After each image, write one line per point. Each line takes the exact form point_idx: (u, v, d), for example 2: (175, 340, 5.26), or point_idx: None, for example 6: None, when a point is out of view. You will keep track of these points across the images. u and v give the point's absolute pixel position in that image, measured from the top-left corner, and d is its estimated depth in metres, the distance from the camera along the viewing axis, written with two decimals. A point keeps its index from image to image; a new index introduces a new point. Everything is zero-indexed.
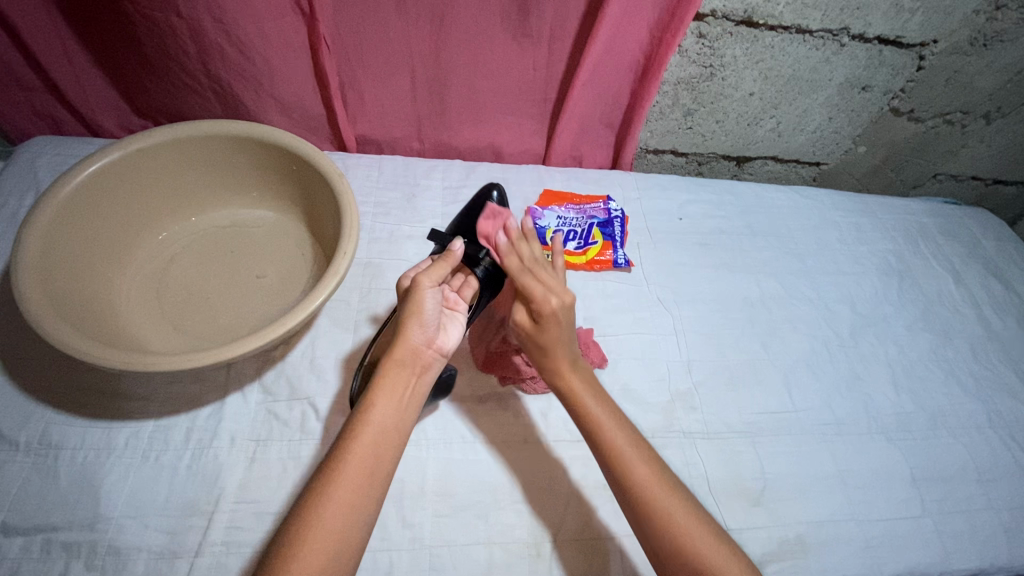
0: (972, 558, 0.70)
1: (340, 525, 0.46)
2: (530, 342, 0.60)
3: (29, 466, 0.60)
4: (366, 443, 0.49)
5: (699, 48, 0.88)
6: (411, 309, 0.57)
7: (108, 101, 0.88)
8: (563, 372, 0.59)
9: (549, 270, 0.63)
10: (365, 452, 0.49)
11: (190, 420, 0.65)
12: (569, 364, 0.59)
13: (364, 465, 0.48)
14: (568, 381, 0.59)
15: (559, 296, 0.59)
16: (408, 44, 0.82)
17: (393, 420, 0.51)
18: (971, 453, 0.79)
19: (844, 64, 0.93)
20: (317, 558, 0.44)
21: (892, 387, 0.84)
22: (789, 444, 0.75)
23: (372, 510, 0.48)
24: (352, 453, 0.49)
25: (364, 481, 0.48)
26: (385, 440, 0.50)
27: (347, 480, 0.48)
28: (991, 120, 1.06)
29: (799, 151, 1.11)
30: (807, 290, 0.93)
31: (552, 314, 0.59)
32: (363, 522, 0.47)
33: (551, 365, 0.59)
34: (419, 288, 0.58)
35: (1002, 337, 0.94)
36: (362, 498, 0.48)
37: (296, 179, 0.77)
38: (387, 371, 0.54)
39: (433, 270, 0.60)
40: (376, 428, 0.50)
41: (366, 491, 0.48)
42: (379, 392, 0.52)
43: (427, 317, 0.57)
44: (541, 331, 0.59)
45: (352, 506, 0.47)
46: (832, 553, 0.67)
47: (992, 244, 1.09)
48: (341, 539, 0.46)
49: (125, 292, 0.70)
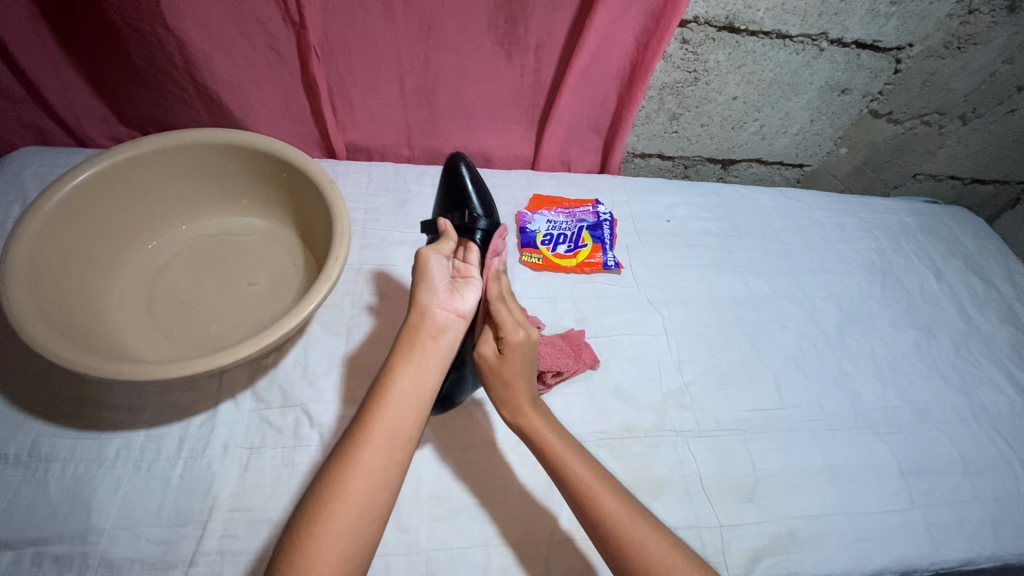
0: (959, 548, 0.71)
1: (363, 491, 0.49)
2: (489, 372, 0.63)
3: (19, 479, 0.59)
4: (388, 412, 0.53)
5: (683, 53, 0.90)
6: (417, 278, 0.64)
7: (95, 112, 0.88)
8: (518, 411, 0.62)
9: (519, 306, 0.70)
10: (386, 422, 0.53)
11: (183, 429, 0.65)
12: (526, 404, 0.62)
13: (386, 433, 0.52)
14: (524, 420, 0.61)
15: (526, 332, 0.64)
16: (396, 52, 0.83)
17: (412, 390, 0.55)
18: (956, 445, 0.80)
19: (824, 68, 0.95)
20: (342, 525, 0.47)
21: (878, 382, 0.85)
22: (779, 441, 0.76)
23: (395, 475, 0.51)
24: (374, 421, 0.53)
25: (387, 443, 0.52)
26: (407, 408, 0.54)
27: (371, 442, 0.51)
28: (967, 121, 1.09)
29: (783, 153, 1.13)
30: (793, 289, 0.95)
31: (515, 347, 0.63)
32: (388, 487, 0.51)
33: (506, 399, 0.62)
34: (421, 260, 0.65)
35: (983, 332, 0.96)
36: (386, 460, 0.51)
37: (287, 187, 0.77)
38: (407, 346, 0.58)
39: (437, 246, 0.68)
40: (397, 399, 0.54)
41: (390, 454, 0.52)
42: (398, 360, 0.57)
43: (435, 285, 0.64)
44: (504, 360, 0.63)
45: (374, 474, 0.50)
46: (823, 546, 0.68)
47: (971, 241, 1.12)
48: (367, 501, 0.49)
49: (115, 301, 0.69)
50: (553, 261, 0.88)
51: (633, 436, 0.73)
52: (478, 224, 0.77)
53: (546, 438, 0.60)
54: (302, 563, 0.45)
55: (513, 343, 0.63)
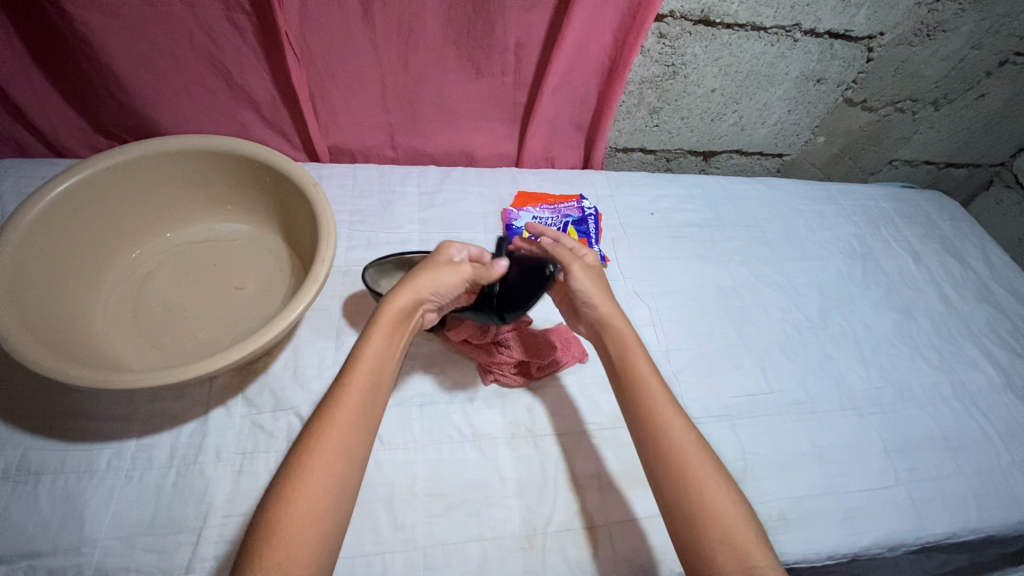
0: (944, 522, 0.73)
1: (334, 469, 0.49)
2: (590, 280, 0.66)
3: (9, 493, 0.59)
4: (356, 392, 0.54)
5: (660, 48, 0.91)
6: (442, 263, 0.62)
7: (72, 121, 0.86)
8: (613, 318, 0.65)
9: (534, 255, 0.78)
10: (355, 400, 0.53)
11: (174, 437, 0.64)
12: (617, 312, 0.66)
13: (355, 410, 0.53)
14: (615, 324, 0.65)
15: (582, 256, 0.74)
16: (376, 54, 0.83)
17: (378, 367, 0.56)
18: (938, 422, 0.82)
19: (799, 59, 0.97)
20: (315, 502, 0.48)
21: (861, 363, 0.87)
22: (767, 425, 0.77)
23: (361, 452, 0.52)
24: (343, 399, 0.53)
25: (356, 421, 0.52)
26: (375, 385, 0.55)
27: (338, 421, 0.51)
28: (939, 106, 1.12)
29: (762, 143, 1.15)
30: (776, 276, 0.96)
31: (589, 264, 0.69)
32: (355, 463, 0.51)
33: (602, 306, 0.65)
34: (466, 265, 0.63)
35: (961, 312, 0.98)
36: (353, 439, 0.51)
37: (270, 191, 0.77)
38: (376, 321, 0.58)
39: (479, 270, 0.64)
40: (364, 377, 0.55)
41: (358, 431, 0.52)
42: (370, 341, 0.57)
43: (439, 295, 0.62)
44: (594, 268, 0.69)
45: (343, 451, 0.50)
46: (812, 526, 0.69)
47: (947, 224, 1.15)
48: (337, 479, 0.49)
49: (100, 310, 0.69)
50: None
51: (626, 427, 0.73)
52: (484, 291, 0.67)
53: (631, 353, 0.63)
54: (276, 542, 0.45)
55: (586, 262, 0.69)
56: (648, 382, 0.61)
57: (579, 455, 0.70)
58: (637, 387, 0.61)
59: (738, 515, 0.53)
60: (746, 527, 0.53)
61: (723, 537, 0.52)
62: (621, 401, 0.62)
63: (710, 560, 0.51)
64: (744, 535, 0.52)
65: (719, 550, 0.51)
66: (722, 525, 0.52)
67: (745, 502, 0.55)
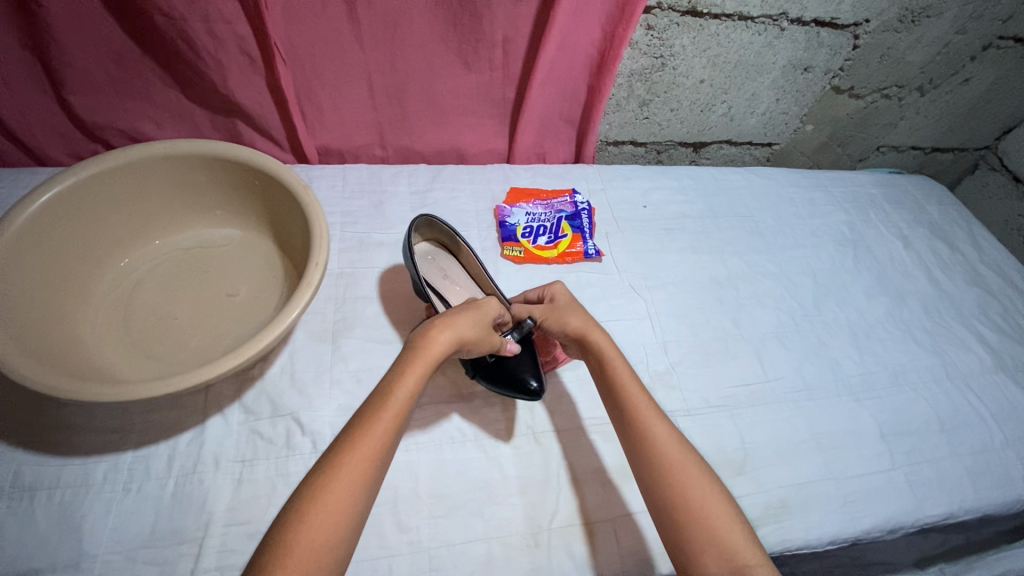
0: (941, 503, 0.74)
1: (351, 497, 0.49)
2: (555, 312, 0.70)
3: (3, 511, 0.57)
4: (386, 420, 0.53)
5: (648, 40, 0.91)
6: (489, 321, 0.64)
7: (53, 130, 0.84)
8: (587, 330, 0.68)
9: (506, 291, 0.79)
10: (381, 429, 0.53)
11: (171, 448, 0.63)
12: (591, 323, 0.69)
13: (378, 442, 0.52)
14: (593, 335, 0.67)
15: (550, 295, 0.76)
16: (362, 52, 0.82)
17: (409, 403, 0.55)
18: (933, 405, 0.83)
19: (786, 47, 0.97)
20: (325, 533, 0.47)
21: (855, 349, 0.88)
22: (765, 414, 0.78)
23: (376, 483, 0.52)
24: (370, 426, 0.53)
25: (379, 451, 0.52)
26: (402, 420, 0.55)
27: (362, 449, 0.51)
28: (924, 92, 1.13)
29: (751, 133, 1.15)
30: (770, 266, 0.97)
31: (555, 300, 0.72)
32: (368, 493, 0.51)
33: (575, 324, 0.68)
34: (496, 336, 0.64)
35: (950, 295, 1.00)
36: (372, 469, 0.51)
37: (260, 194, 0.76)
38: (413, 358, 0.57)
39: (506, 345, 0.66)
40: (392, 411, 0.54)
41: (378, 461, 0.52)
42: (408, 373, 0.56)
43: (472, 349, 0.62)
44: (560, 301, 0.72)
45: (361, 483, 0.50)
46: (813, 512, 0.70)
47: (935, 209, 1.16)
48: (349, 506, 0.49)
49: (90, 320, 0.67)
50: (534, 253, 0.89)
51: None
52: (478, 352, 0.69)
53: (613, 362, 0.65)
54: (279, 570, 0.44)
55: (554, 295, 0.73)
56: (630, 389, 0.63)
57: (580, 450, 0.70)
58: (620, 395, 0.63)
59: (726, 515, 0.54)
60: (733, 526, 0.54)
61: (708, 536, 0.53)
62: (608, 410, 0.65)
63: (700, 562, 0.52)
64: (731, 534, 0.53)
65: (705, 551, 0.52)
66: (707, 523, 0.54)
67: (732, 502, 0.56)
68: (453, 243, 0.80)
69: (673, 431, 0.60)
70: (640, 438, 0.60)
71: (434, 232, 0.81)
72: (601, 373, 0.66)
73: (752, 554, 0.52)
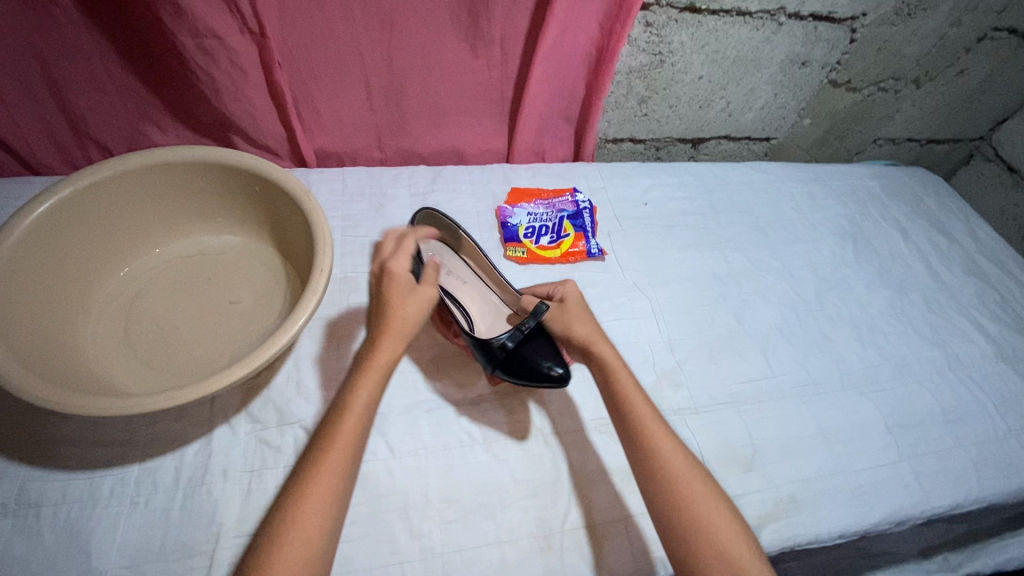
0: (948, 495, 0.75)
1: (323, 513, 0.50)
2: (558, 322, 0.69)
3: (9, 528, 0.56)
4: (347, 434, 0.53)
5: (647, 36, 0.90)
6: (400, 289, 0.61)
7: (47, 139, 0.82)
8: (593, 341, 0.67)
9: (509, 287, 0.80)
10: (345, 444, 0.53)
11: (178, 459, 0.63)
12: (597, 334, 0.68)
13: (343, 457, 0.52)
14: (599, 347, 0.66)
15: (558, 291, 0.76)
16: (359, 53, 0.81)
17: (368, 410, 0.55)
18: (936, 396, 0.84)
19: (784, 42, 0.97)
20: (304, 550, 0.48)
21: (859, 343, 0.88)
22: (773, 410, 0.78)
23: (346, 495, 0.52)
24: (333, 442, 0.53)
25: (344, 465, 0.52)
26: (363, 431, 0.55)
27: (328, 466, 0.51)
28: (920, 84, 1.13)
29: (749, 128, 1.15)
30: (771, 261, 0.97)
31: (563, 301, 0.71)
32: (339, 507, 0.51)
33: (580, 334, 0.67)
34: (432, 287, 0.63)
35: (950, 286, 1.00)
36: (340, 483, 0.51)
37: (261, 200, 0.75)
38: (365, 369, 0.57)
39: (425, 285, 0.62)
40: (352, 424, 0.54)
41: (346, 475, 0.52)
42: (359, 384, 0.56)
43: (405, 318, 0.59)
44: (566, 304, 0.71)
45: (332, 495, 0.50)
46: (823, 507, 0.70)
47: (932, 200, 1.17)
48: (322, 522, 0.49)
49: (91, 332, 0.66)
50: (537, 253, 0.88)
51: None
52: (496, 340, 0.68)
53: (620, 375, 0.64)
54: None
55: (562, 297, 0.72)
56: (637, 403, 0.62)
57: (590, 450, 0.70)
58: (629, 409, 0.62)
59: (733, 535, 0.54)
60: (739, 541, 0.54)
61: (715, 555, 0.53)
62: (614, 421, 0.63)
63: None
64: (738, 548, 0.54)
65: (712, 566, 0.53)
66: (715, 538, 0.54)
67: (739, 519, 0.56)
68: (455, 238, 0.81)
69: (678, 446, 0.60)
70: (646, 454, 0.59)
71: (436, 227, 0.82)
72: (607, 386, 0.64)
73: (757, 569, 0.53)
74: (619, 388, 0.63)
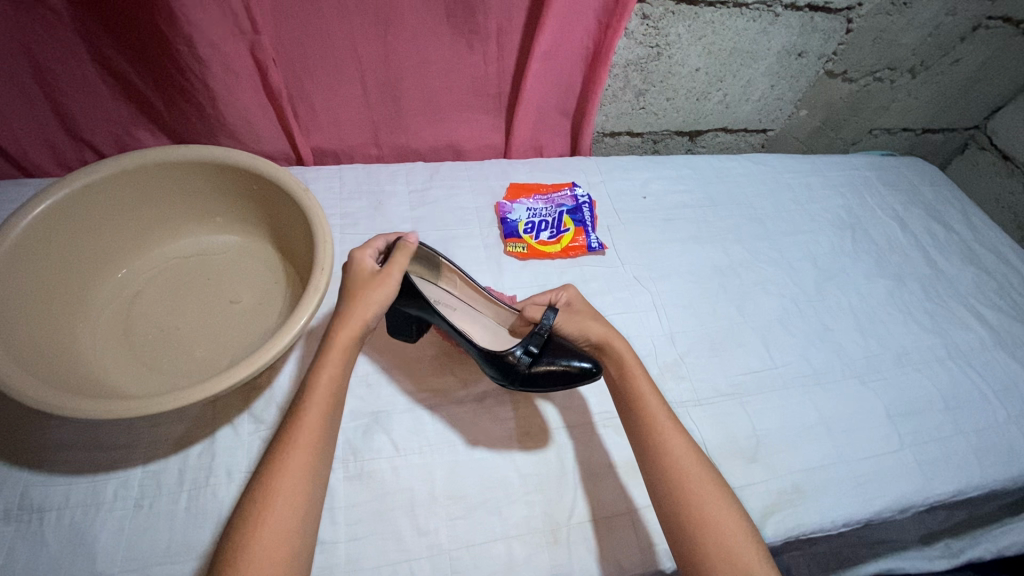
0: (950, 480, 0.75)
1: (298, 492, 0.49)
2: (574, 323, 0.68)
3: (12, 534, 0.56)
4: (315, 411, 0.53)
5: (644, 29, 0.90)
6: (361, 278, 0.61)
7: (39, 139, 0.81)
8: (610, 338, 0.67)
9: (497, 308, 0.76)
10: (314, 420, 0.53)
11: (182, 461, 0.62)
12: (612, 333, 0.68)
13: (313, 432, 0.52)
14: (615, 343, 0.67)
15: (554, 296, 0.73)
16: (355, 50, 0.81)
17: (335, 387, 0.55)
18: (936, 384, 0.84)
19: (781, 33, 0.97)
20: (283, 526, 0.47)
21: (859, 332, 0.89)
22: (776, 400, 0.78)
23: (321, 476, 0.52)
24: (303, 418, 0.52)
25: (315, 442, 0.52)
26: (331, 408, 0.54)
27: (298, 443, 0.51)
28: (916, 74, 1.13)
29: (746, 120, 1.15)
30: (770, 252, 0.97)
31: (570, 305, 0.71)
32: (315, 487, 0.50)
33: (597, 333, 0.67)
34: (394, 269, 0.62)
35: (948, 274, 1.01)
36: (313, 461, 0.51)
37: (259, 199, 0.75)
38: (327, 347, 0.57)
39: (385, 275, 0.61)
40: (319, 400, 0.54)
41: (319, 453, 0.52)
42: (323, 360, 0.56)
43: (365, 306, 0.59)
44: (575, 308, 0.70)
45: (307, 474, 0.50)
46: (827, 495, 0.71)
47: (928, 189, 1.17)
48: (296, 501, 0.49)
49: (90, 334, 0.65)
50: (537, 248, 0.88)
51: None
52: (514, 352, 0.66)
53: (636, 372, 0.65)
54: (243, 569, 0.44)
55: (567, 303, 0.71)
56: (649, 397, 0.63)
57: (595, 444, 0.70)
58: (639, 403, 0.63)
59: (738, 530, 0.55)
60: (746, 542, 0.54)
61: (722, 553, 0.53)
62: (625, 421, 0.65)
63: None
64: (744, 549, 0.54)
65: (722, 560, 0.53)
66: (722, 535, 0.54)
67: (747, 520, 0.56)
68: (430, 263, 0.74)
69: (691, 443, 0.61)
70: (657, 449, 0.60)
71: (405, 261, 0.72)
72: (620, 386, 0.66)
73: (763, 568, 0.53)
74: (632, 382, 0.65)
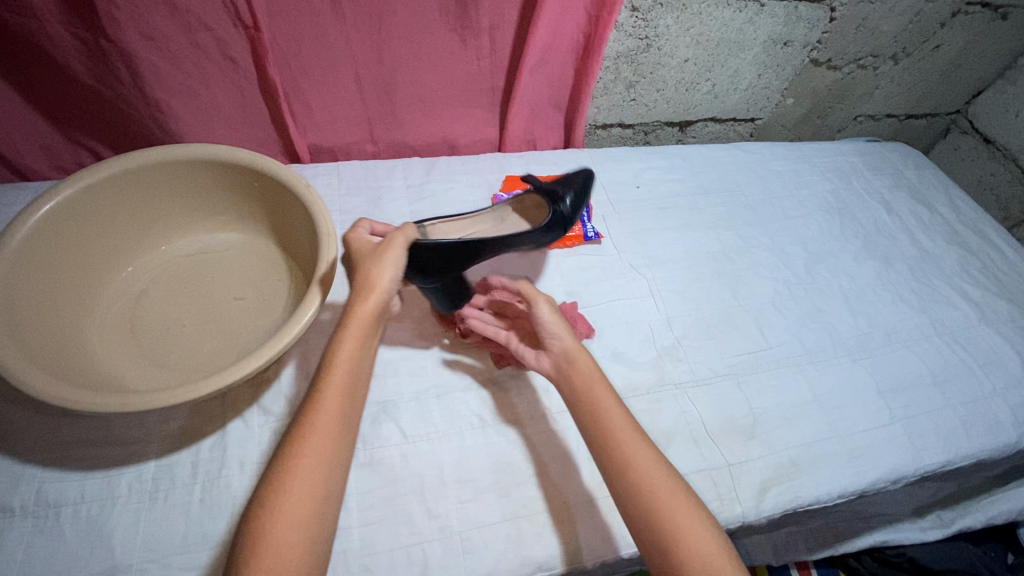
0: (938, 451, 0.78)
1: (316, 474, 0.50)
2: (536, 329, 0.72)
3: (30, 530, 0.57)
4: (334, 393, 0.53)
5: (634, 21, 0.92)
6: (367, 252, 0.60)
7: (35, 141, 0.82)
8: None
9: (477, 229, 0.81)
10: (334, 403, 0.53)
11: (194, 454, 0.63)
12: None
13: (332, 415, 0.52)
14: None
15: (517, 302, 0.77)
16: (350, 47, 0.82)
17: (354, 366, 0.55)
18: (924, 359, 0.87)
19: (766, 23, 0.99)
20: (303, 507, 0.48)
21: (849, 312, 0.91)
22: (770, 379, 0.81)
23: (342, 459, 0.52)
24: (322, 401, 0.53)
25: (334, 425, 0.52)
26: (352, 389, 0.54)
27: (318, 426, 0.51)
28: (898, 61, 1.16)
29: (735, 109, 1.17)
30: (761, 237, 1.00)
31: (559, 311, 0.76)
32: (336, 469, 0.51)
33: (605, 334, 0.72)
34: (398, 236, 0.61)
35: (933, 254, 1.04)
36: (333, 445, 0.52)
37: (260, 195, 0.76)
38: (345, 324, 0.56)
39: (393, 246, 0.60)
40: (338, 381, 0.54)
41: (338, 437, 0.52)
42: (341, 340, 0.55)
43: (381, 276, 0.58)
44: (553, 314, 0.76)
45: (326, 458, 0.51)
46: (822, 468, 0.73)
47: (912, 173, 1.20)
48: (315, 484, 0.49)
49: (96, 333, 0.66)
50: None
51: (638, 395, 0.75)
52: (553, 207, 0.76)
53: None
54: (266, 547, 0.46)
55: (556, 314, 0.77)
56: None
57: None
58: None
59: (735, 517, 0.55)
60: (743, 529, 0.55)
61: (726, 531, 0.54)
62: None
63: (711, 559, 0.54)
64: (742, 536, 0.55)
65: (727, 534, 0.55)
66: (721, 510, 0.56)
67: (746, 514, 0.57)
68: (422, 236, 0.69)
69: None
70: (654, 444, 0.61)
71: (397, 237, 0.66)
72: None
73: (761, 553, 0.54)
74: None
